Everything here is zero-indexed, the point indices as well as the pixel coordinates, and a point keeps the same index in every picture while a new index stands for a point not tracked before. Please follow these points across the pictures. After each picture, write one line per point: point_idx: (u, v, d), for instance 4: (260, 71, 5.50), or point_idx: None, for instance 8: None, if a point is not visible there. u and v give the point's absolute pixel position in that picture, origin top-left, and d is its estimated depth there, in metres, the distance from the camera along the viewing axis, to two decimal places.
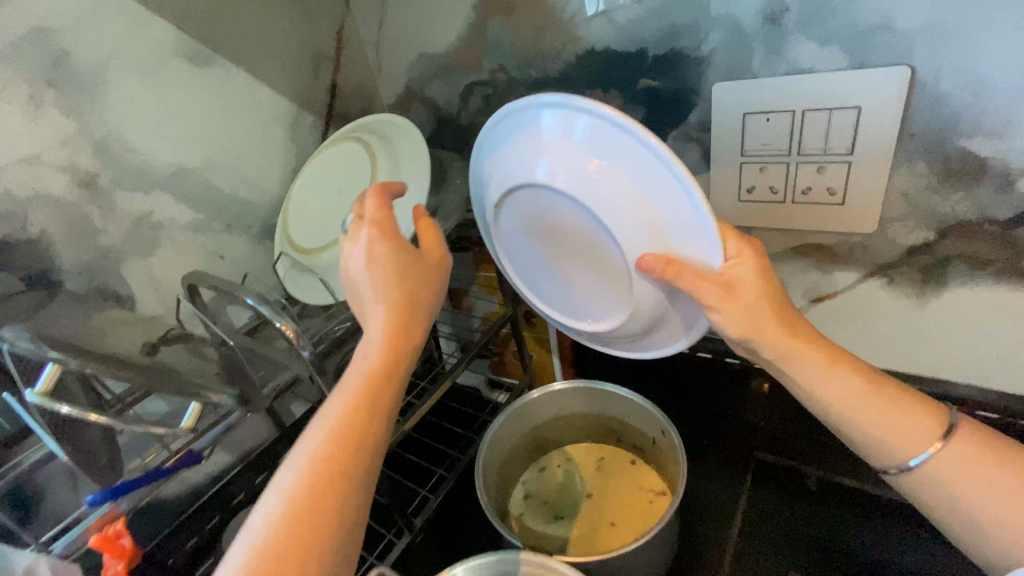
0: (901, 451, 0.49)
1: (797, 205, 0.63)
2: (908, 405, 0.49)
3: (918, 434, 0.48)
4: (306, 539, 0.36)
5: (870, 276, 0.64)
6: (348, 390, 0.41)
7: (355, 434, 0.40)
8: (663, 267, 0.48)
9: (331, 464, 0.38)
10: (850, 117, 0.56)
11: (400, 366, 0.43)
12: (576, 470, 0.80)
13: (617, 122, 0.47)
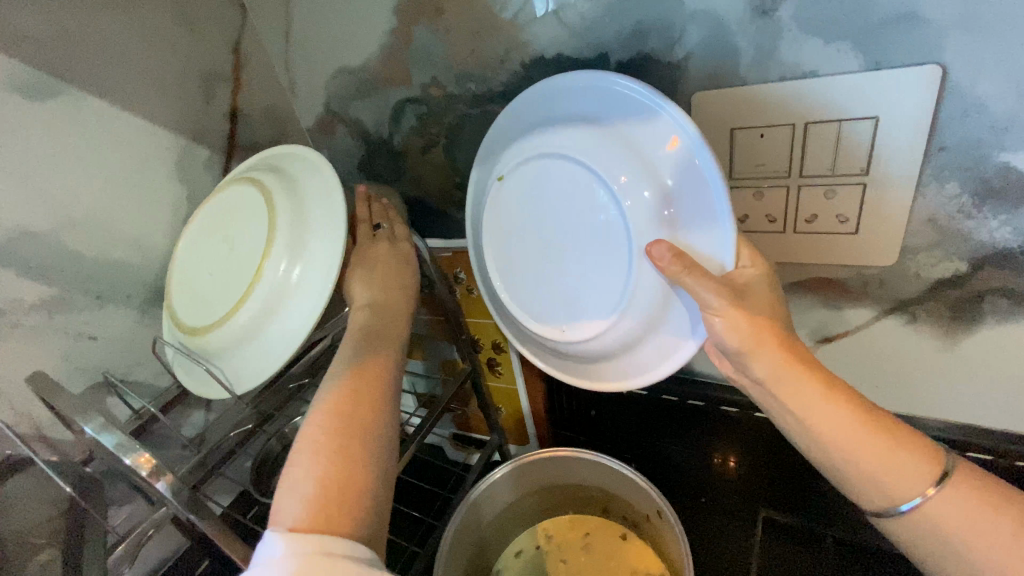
0: (886, 491, 0.40)
1: (799, 236, 0.52)
2: (904, 449, 0.39)
3: (907, 478, 0.39)
4: (352, 485, 0.38)
5: (888, 314, 0.53)
6: (357, 358, 0.47)
7: (374, 391, 0.45)
8: (671, 259, 0.43)
9: (361, 419, 0.42)
10: (866, 131, 0.45)
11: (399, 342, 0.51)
12: (558, 551, 0.68)
13: (626, 117, 0.46)
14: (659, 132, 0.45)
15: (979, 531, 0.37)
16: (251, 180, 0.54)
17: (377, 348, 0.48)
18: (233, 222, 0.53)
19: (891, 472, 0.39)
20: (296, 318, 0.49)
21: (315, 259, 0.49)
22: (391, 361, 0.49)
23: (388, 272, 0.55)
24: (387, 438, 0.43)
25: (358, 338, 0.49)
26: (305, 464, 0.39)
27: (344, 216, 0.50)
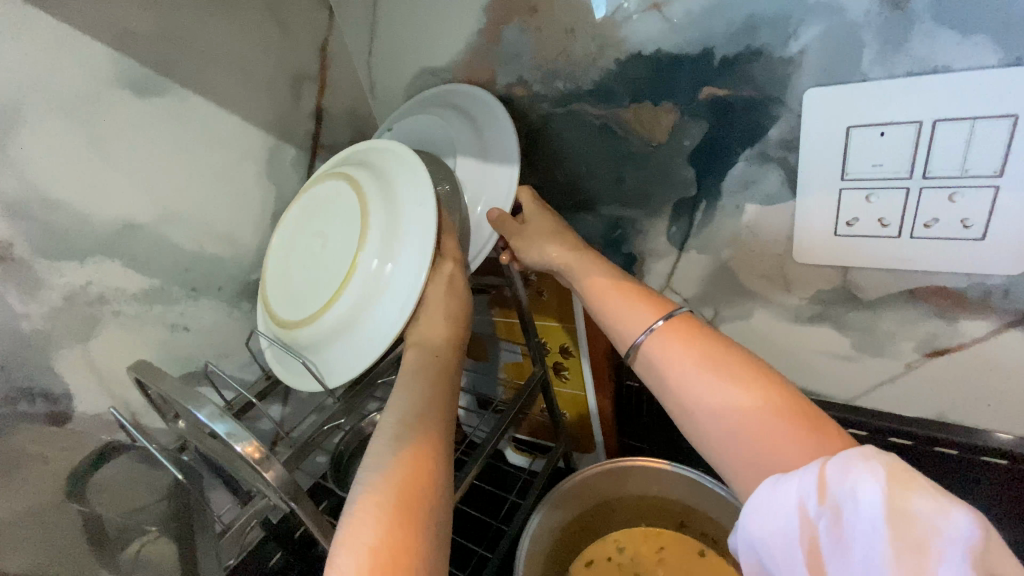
0: (624, 336, 0.46)
1: (916, 242, 0.49)
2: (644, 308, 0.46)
3: (633, 318, 0.46)
4: (404, 558, 0.33)
5: (1010, 327, 0.50)
6: (405, 412, 0.43)
7: (425, 446, 0.40)
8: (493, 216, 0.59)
9: (410, 484, 0.37)
10: (1004, 131, 0.42)
11: (451, 395, 0.46)
12: (632, 564, 0.66)
13: (477, 105, 0.62)
14: (487, 111, 0.61)
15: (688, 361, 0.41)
16: (338, 174, 0.54)
17: (423, 402, 0.44)
18: (325, 220, 0.54)
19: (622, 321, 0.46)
20: (390, 311, 0.49)
21: (396, 296, 0.49)
22: (447, 417, 0.44)
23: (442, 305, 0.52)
24: (444, 499, 0.38)
25: (408, 390, 0.45)
26: (350, 543, 0.34)
27: (433, 200, 0.49)
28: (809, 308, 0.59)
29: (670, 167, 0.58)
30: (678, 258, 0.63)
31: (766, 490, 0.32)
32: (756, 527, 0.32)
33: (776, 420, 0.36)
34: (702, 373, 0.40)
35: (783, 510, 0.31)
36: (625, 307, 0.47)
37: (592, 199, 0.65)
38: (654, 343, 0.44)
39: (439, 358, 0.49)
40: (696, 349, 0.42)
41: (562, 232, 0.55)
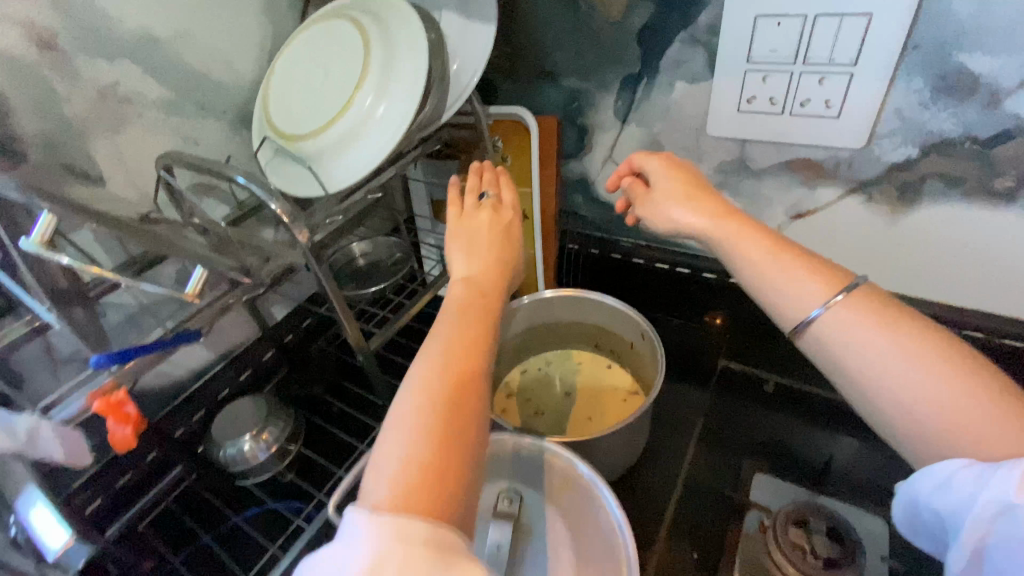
0: (792, 314, 0.42)
1: (794, 118, 0.64)
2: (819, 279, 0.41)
3: (815, 298, 0.41)
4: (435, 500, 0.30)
5: (851, 193, 0.67)
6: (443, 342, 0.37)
7: (462, 384, 0.35)
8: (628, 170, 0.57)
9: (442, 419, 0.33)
10: (860, 27, 0.56)
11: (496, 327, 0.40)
12: (556, 372, 0.85)
13: None
14: None
15: (893, 349, 0.37)
16: (342, 17, 0.63)
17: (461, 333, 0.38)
18: (328, 55, 0.63)
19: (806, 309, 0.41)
20: (379, 139, 0.60)
21: (385, 127, 0.60)
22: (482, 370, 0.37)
23: (492, 240, 0.46)
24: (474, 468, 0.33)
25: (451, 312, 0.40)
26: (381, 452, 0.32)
27: (424, 53, 0.60)
28: (714, 177, 0.74)
29: (622, 44, 0.69)
30: (620, 129, 0.76)
31: (954, 467, 0.34)
32: (929, 494, 0.35)
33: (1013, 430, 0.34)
34: (917, 366, 0.36)
35: (969, 485, 0.33)
36: (791, 277, 0.42)
37: (555, 71, 0.76)
38: (848, 329, 0.39)
39: (485, 288, 0.43)
40: (908, 337, 0.37)
41: (692, 195, 0.50)
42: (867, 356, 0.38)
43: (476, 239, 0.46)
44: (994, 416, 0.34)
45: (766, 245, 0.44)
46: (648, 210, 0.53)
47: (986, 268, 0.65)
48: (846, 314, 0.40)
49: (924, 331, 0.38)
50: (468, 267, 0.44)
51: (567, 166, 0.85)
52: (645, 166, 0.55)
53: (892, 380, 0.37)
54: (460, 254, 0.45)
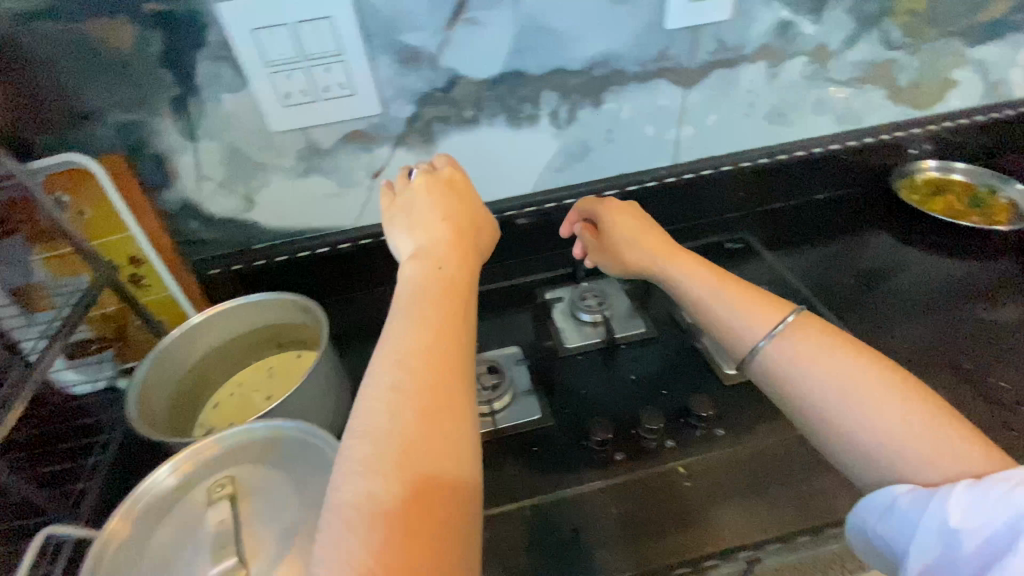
0: (762, 356, 0.58)
1: (327, 101, 0.81)
2: (770, 305, 0.61)
3: (760, 326, 0.59)
4: (409, 516, 0.34)
5: (398, 145, 0.89)
6: (402, 362, 0.41)
7: (424, 405, 0.39)
8: (579, 219, 0.92)
9: (416, 443, 0.37)
10: (329, 26, 0.75)
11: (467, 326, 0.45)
12: (248, 386, 0.87)
13: None
14: None
15: (847, 379, 0.52)
16: None
17: (413, 340, 0.42)
18: None
19: (748, 323, 0.60)
20: None
21: None
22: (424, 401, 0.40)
23: (442, 245, 0.53)
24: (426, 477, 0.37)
25: (403, 315, 0.44)
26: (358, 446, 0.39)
27: None
28: (299, 165, 0.87)
29: (150, 73, 0.74)
30: (195, 148, 0.82)
31: (890, 494, 0.47)
32: (868, 514, 0.49)
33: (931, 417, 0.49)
34: (843, 376, 0.53)
35: (914, 508, 0.45)
36: (745, 309, 0.61)
37: (95, 110, 0.75)
38: (787, 333, 0.57)
39: (433, 289, 0.47)
40: (828, 347, 0.55)
41: (639, 235, 0.78)
42: (810, 368, 0.54)
43: (433, 233, 0.54)
44: (927, 410, 0.49)
45: (713, 279, 0.66)
46: (602, 253, 0.86)
47: (495, 176, 0.97)
48: (800, 322, 0.57)
49: (852, 353, 0.54)
50: (421, 242, 0.54)
51: (162, 199, 0.85)
52: (594, 211, 0.88)
53: (825, 376, 0.53)
54: (410, 237, 0.55)
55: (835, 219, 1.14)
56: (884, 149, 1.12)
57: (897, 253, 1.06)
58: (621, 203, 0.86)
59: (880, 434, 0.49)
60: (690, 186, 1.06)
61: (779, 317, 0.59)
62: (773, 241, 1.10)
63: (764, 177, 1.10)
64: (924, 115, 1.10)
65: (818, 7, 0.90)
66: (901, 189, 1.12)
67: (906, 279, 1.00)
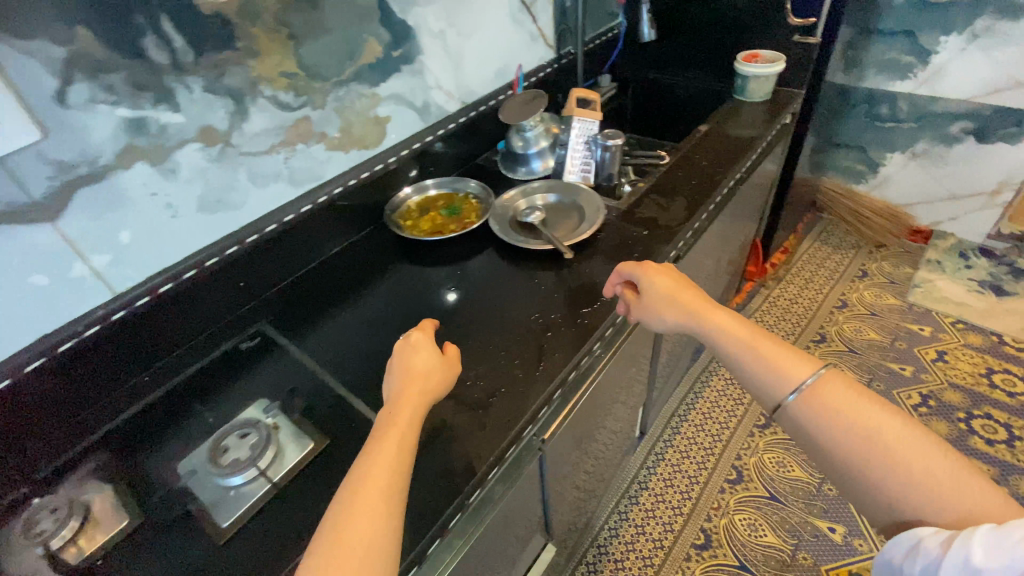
0: (793, 407, 0.73)
1: None
2: (872, 403, 0.69)
3: (797, 374, 0.74)
4: None
5: None
6: (380, 465, 0.61)
7: (385, 499, 0.58)
8: (620, 284, 0.97)
9: (370, 487, 0.58)
10: None
11: (412, 432, 0.67)
12: None
13: None
14: None
15: (860, 424, 0.68)
16: None
17: (375, 464, 0.60)
18: None
19: (774, 376, 0.76)
20: None
21: None
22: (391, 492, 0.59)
23: (413, 388, 0.72)
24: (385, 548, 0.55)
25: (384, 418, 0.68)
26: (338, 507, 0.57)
27: None
28: None
29: None
30: None
31: (911, 542, 0.60)
32: (892, 557, 0.62)
33: (947, 465, 0.63)
34: (873, 441, 0.66)
35: (936, 556, 0.57)
36: (787, 367, 0.75)
37: None
38: (812, 388, 0.72)
39: (410, 409, 0.69)
40: (874, 407, 0.69)
41: (669, 303, 0.90)
42: (827, 418, 0.70)
43: (394, 364, 0.76)
44: (941, 465, 0.63)
45: (752, 341, 0.80)
46: (642, 312, 0.93)
47: None
48: (828, 375, 0.72)
49: (890, 413, 0.68)
50: (395, 381, 0.74)
51: None
52: (628, 272, 0.95)
53: (841, 430, 0.69)
54: (396, 376, 0.75)
55: (355, 268, 1.15)
56: (361, 191, 1.17)
57: (411, 280, 1.12)
58: (637, 264, 0.95)
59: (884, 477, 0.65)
60: (163, 304, 0.91)
61: (814, 370, 0.74)
62: (298, 316, 1.04)
63: (251, 261, 1.02)
64: (377, 152, 1.19)
65: (163, 96, 0.82)
66: (404, 232, 1.17)
67: (420, 304, 1.05)
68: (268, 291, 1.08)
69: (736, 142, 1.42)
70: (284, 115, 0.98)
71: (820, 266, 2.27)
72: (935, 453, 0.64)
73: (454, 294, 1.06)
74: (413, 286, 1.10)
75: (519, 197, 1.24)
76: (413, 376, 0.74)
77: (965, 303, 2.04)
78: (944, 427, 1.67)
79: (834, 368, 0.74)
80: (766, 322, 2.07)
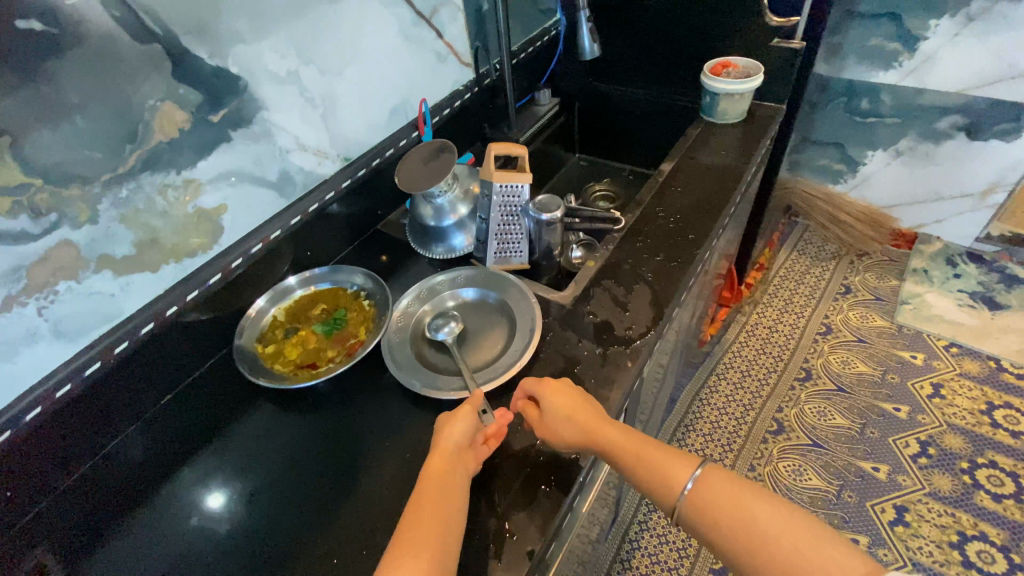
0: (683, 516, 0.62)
1: None
2: (753, 492, 0.59)
3: (673, 481, 0.63)
4: None
5: None
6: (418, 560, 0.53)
7: None
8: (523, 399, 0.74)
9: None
10: None
11: (456, 486, 0.61)
12: None
13: None
14: None
15: (744, 522, 0.57)
16: None
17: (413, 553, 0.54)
18: None
19: (658, 486, 0.63)
20: None
21: None
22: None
23: (454, 464, 0.63)
24: None
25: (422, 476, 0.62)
26: None
27: None
28: None
29: None
30: None
31: None
32: None
33: (837, 557, 0.53)
34: (757, 539, 0.56)
35: None
36: (669, 471, 0.64)
37: None
38: (693, 490, 0.61)
39: (454, 486, 0.61)
40: (751, 493, 0.59)
41: (570, 416, 0.68)
42: (714, 524, 0.59)
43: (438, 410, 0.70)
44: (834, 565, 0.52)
45: (631, 450, 0.66)
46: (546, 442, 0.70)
47: None
48: (708, 475, 0.62)
49: (756, 492, 0.59)
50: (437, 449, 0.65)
51: None
52: (519, 391, 0.74)
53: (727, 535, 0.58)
54: (438, 444, 0.65)
55: (200, 423, 0.81)
56: (196, 312, 0.82)
57: (273, 445, 0.77)
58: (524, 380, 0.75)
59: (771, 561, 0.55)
60: None
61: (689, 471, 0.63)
62: (100, 531, 0.70)
63: (8, 466, 0.66)
64: (212, 256, 0.83)
65: None
66: (261, 375, 0.81)
67: (281, 497, 0.71)
68: (55, 489, 0.72)
69: (715, 177, 1.13)
70: (21, 249, 0.61)
71: (800, 281, 2.03)
72: (824, 550, 0.53)
73: (376, 422, 0.78)
74: (275, 458, 0.76)
75: (419, 304, 0.89)
76: (457, 441, 0.65)
77: (958, 321, 1.84)
78: (946, 482, 1.48)
79: (718, 469, 0.63)
80: (745, 356, 1.83)
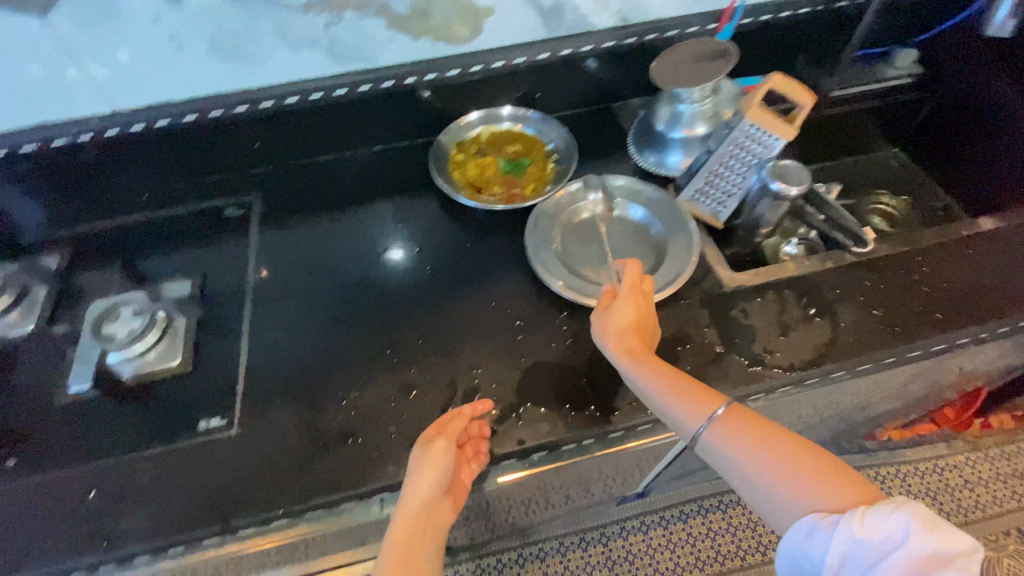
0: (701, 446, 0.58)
1: None
2: (778, 434, 0.56)
3: (696, 413, 0.59)
4: None
5: None
6: None
7: None
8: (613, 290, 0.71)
9: None
10: None
11: (427, 545, 0.57)
12: None
13: None
14: None
15: (762, 456, 0.54)
16: None
17: None
18: None
19: (678, 413, 0.59)
20: None
21: None
22: None
23: (428, 506, 0.58)
24: None
25: (387, 539, 0.57)
26: None
27: None
28: None
29: None
30: None
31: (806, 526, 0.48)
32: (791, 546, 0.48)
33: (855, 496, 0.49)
34: (777, 472, 0.53)
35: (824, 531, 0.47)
36: (697, 402, 0.59)
37: None
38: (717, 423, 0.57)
39: (427, 528, 0.58)
40: (771, 433, 0.56)
41: (631, 321, 0.66)
42: (731, 451, 0.56)
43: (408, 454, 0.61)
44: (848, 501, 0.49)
45: (668, 373, 0.62)
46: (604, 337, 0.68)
47: None
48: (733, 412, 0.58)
49: (774, 430, 0.56)
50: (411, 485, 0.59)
51: None
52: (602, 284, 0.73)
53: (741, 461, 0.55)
54: (411, 479, 0.59)
55: (383, 178, 0.95)
56: (425, 92, 0.91)
57: (414, 229, 0.88)
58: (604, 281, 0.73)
59: (782, 503, 0.51)
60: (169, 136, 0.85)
61: (711, 408, 0.58)
62: (290, 207, 0.91)
63: (263, 126, 0.88)
64: (462, 51, 0.88)
65: None
66: (440, 175, 0.91)
67: (390, 271, 0.83)
68: (283, 162, 0.95)
69: None
70: None
71: None
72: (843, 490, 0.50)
73: (490, 266, 0.83)
74: (407, 236, 0.87)
75: (585, 194, 0.87)
76: (434, 487, 0.58)
77: None
78: None
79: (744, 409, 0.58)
80: (906, 482, 1.46)
